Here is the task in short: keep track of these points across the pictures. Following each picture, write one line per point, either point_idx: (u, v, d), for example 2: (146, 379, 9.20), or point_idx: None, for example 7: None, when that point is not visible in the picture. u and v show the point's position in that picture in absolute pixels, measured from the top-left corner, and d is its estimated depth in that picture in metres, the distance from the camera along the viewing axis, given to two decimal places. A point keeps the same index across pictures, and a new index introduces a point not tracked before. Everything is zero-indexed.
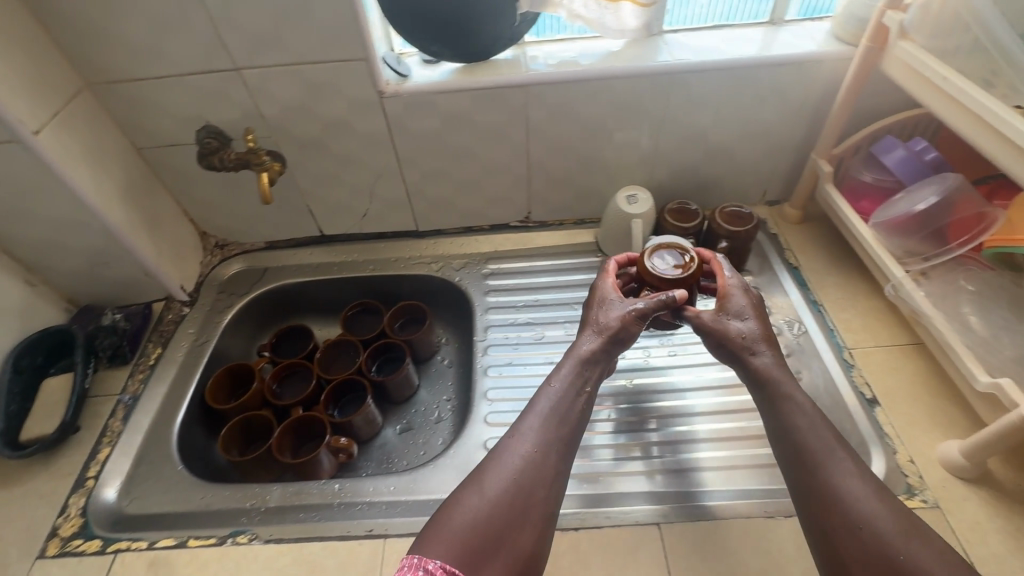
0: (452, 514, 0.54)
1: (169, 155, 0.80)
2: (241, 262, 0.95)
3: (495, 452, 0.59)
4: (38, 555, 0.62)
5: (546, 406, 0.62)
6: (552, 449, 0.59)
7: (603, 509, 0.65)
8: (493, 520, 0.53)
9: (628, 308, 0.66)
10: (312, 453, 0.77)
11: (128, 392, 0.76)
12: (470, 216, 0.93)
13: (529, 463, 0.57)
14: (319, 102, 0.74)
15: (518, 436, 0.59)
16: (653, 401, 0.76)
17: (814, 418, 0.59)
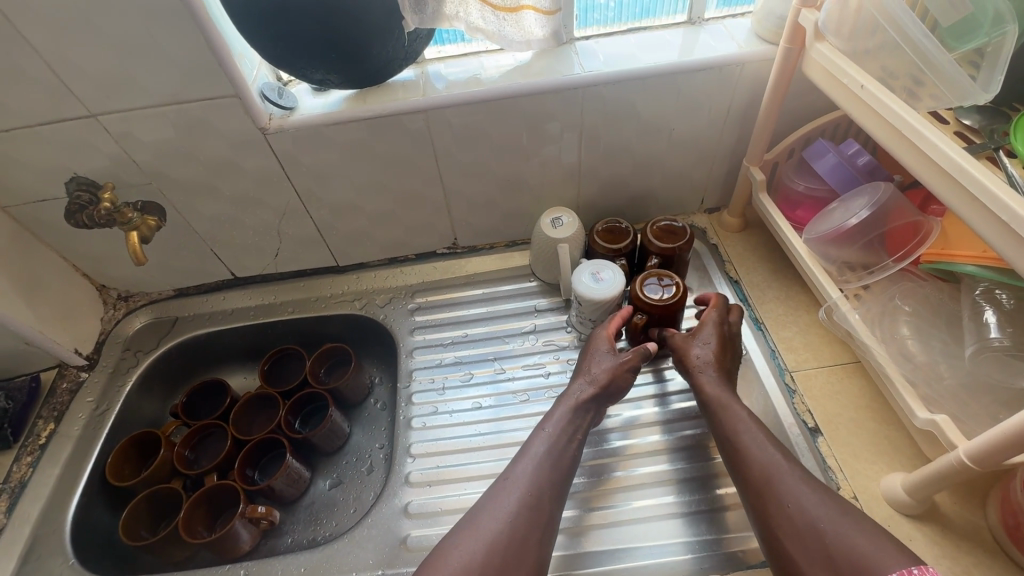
0: (450, 558, 0.52)
1: (38, 212, 0.72)
2: (148, 315, 0.87)
3: (490, 496, 0.58)
4: None
5: (540, 448, 0.61)
6: (546, 493, 0.58)
7: (585, 569, 0.60)
8: (490, 565, 0.52)
9: (619, 363, 0.66)
10: (228, 526, 0.71)
11: (13, 480, 0.69)
12: (392, 247, 0.87)
13: (525, 508, 0.56)
14: (196, 144, 0.67)
15: (513, 481, 0.58)
16: (631, 440, 0.69)
17: (752, 426, 0.58)
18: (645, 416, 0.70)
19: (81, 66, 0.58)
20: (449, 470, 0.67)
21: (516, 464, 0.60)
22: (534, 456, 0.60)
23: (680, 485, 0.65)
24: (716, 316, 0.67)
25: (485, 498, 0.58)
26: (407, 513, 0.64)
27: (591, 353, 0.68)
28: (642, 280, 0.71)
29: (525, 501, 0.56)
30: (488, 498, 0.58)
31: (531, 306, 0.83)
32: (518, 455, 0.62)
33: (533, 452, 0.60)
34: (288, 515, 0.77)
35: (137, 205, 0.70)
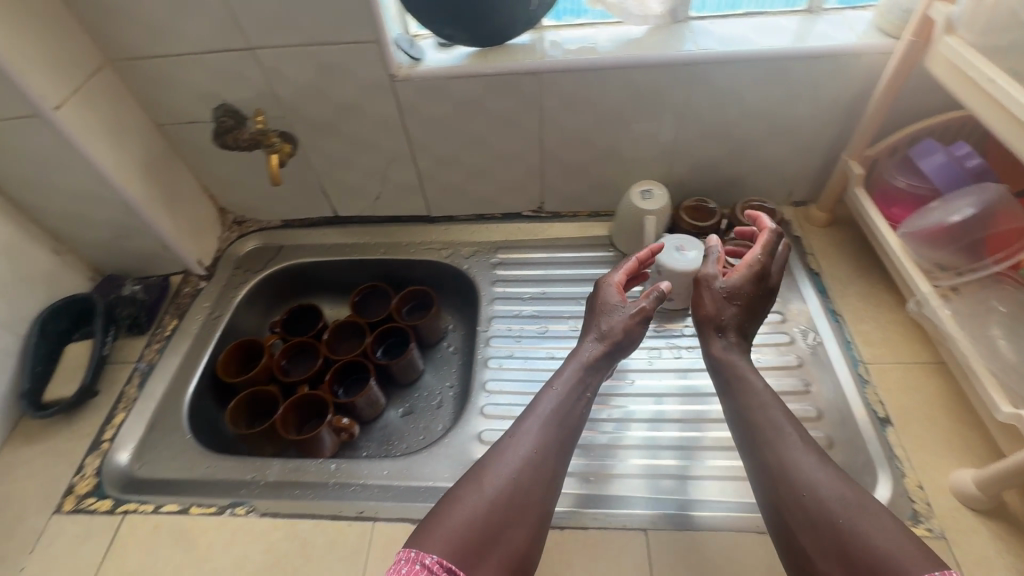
0: (454, 511, 0.54)
1: (187, 132, 0.81)
2: (256, 240, 0.96)
3: (494, 453, 0.58)
4: (54, 511, 0.64)
5: (549, 409, 0.62)
6: (550, 453, 0.59)
7: (596, 510, 0.63)
8: (491, 519, 0.53)
9: (632, 315, 0.67)
10: (314, 431, 0.79)
11: (144, 362, 0.78)
12: (482, 204, 0.92)
13: (527, 465, 0.57)
14: (332, 84, 0.74)
15: (517, 439, 0.59)
16: (668, 405, 0.72)
17: (777, 412, 0.57)
18: (689, 385, 0.74)
19: (252, 2, 0.65)
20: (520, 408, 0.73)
21: (523, 423, 0.61)
22: (540, 416, 0.61)
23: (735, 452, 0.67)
24: (756, 264, 0.65)
25: (489, 454, 0.59)
26: (480, 441, 0.69)
27: (604, 309, 0.69)
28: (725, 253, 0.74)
29: (530, 457, 0.57)
30: (492, 455, 0.58)
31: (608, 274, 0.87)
32: (524, 413, 0.63)
33: (541, 411, 0.61)
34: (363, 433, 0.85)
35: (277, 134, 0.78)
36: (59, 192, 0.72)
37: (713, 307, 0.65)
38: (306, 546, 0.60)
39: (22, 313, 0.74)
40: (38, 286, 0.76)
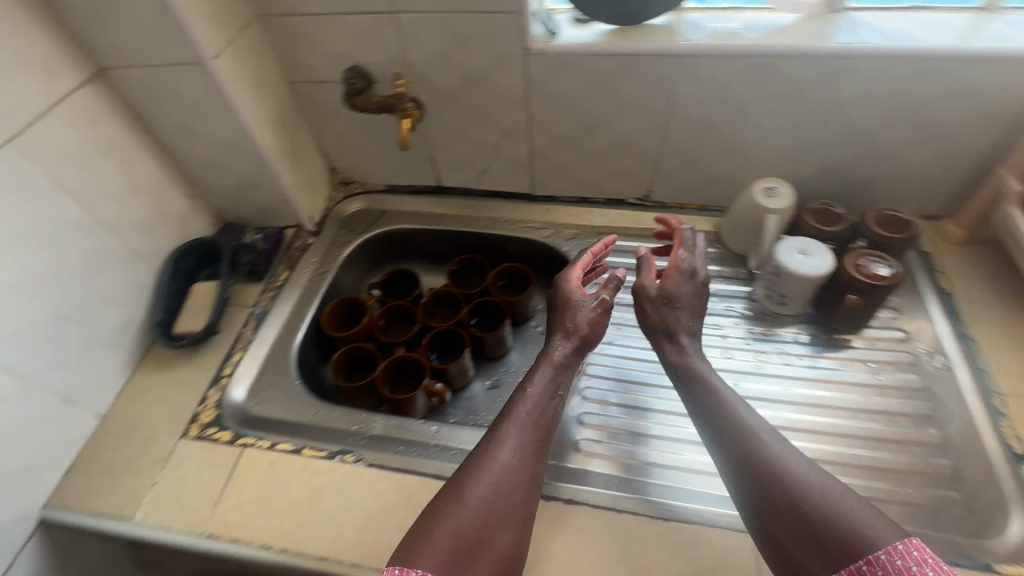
0: (442, 523, 0.51)
1: (316, 91, 0.83)
2: (361, 202, 0.99)
3: (472, 461, 0.57)
4: (181, 436, 0.69)
5: (525, 412, 0.61)
6: (528, 456, 0.58)
7: (698, 507, 0.61)
8: (479, 527, 0.51)
9: (597, 312, 0.68)
10: (408, 393, 0.81)
11: (259, 308, 0.83)
12: (587, 186, 0.91)
13: (507, 468, 0.56)
14: (464, 53, 0.74)
15: (496, 445, 0.58)
16: (778, 411, 0.69)
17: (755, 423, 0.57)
18: (802, 394, 0.70)
19: None
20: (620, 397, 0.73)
21: (502, 428, 0.59)
22: (519, 422, 0.60)
23: (847, 469, 0.63)
24: (689, 269, 0.68)
25: (468, 461, 0.57)
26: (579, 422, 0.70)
27: (568, 306, 0.69)
28: (860, 262, 0.69)
29: (508, 460, 0.57)
30: (472, 463, 0.57)
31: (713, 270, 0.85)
32: (500, 418, 0.61)
33: (520, 417, 0.60)
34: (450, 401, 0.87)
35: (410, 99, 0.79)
36: (200, 139, 0.76)
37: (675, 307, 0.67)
38: (412, 500, 0.63)
39: (159, 250, 0.79)
40: (173, 226, 0.81)
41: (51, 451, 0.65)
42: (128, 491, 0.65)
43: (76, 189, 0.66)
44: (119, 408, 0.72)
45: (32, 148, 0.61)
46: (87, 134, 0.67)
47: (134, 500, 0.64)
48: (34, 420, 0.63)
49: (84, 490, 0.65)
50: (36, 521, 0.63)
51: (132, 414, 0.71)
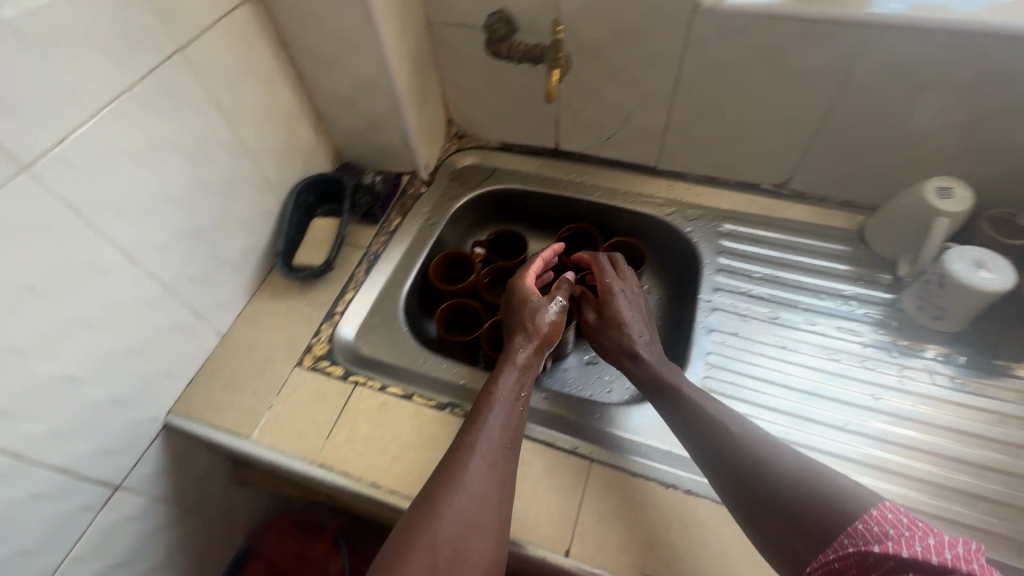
0: (417, 541, 0.49)
1: (453, 34, 0.80)
2: (475, 156, 0.97)
3: (443, 475, 0.54)
4: (295, 364, 0.70)
5: (492, 414, 0.58)
6: (501, 457, 0.56)
7: None
8: (456, 539, 0.50)
9: (554, 314, 0.68)
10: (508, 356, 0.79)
11: (371, 250, 0.82)
12: (719, 165, 0.85)
13: (478, 473, 0.54)
14: (624, 4, 0.69)
15: (464, 453, 0.55)
16: (926, 436, 0.63)
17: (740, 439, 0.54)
18: (954, 420, 0.64)
19: None
20: (744, 393, 0.67)
21: (469, 432, 0.57)
22: (489, 430, 0.57)
23: (1002, 506, 0.58)
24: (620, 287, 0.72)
25: (438, 474, 0.54)
26: None
27: (532, 309, 0.68)
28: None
29: (477, 463, 0.54)
30: (442, 475, 0.54)
31: (854, 272, 0.77)
32: (468, 424, 0.58)
33: (491, 425, 0.57)
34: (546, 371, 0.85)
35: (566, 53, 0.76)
36: (339, 72, 0.75)
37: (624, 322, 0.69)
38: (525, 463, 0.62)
39: (285, 180, 0.79)
40: (299, 157, 0.81)
41: (180, 361, 0.67)
42: (246, 410, 0.66)
43: (227, 109, 0.66)
44: (238, 328, 0.74)
45: (195, 61, 0.60)
46: (240, 54, 0.66)
47: (252, 419, 0.66)
48: (171, 329, 0.65)
49: (205, 402, 0.67)
50: (162, 424, 0.66)
51: (250, 336, 0.73)
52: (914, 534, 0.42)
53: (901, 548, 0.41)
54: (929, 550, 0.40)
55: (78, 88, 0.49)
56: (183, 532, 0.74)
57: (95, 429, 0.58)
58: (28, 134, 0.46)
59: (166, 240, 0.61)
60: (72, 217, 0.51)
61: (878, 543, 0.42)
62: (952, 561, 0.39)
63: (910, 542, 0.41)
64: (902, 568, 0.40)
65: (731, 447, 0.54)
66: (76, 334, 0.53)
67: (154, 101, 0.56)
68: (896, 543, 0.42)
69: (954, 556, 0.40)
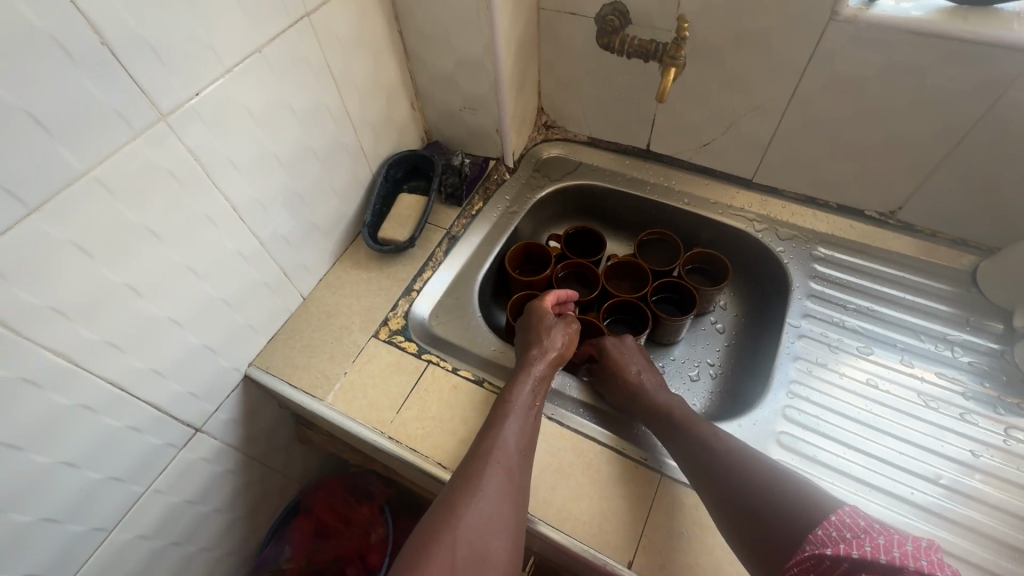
0: (434, 544, 0.48)
1: (563, 23, 0.79)
2: (561, 149, 0.95)
3: (458, 482, 0.53)
4: (372, 335, 0.71)
5: (507, 421, 0.57)
6: (518, 461, 0.55)
7: None
8: (475, 542, 0.48)
9: (562, 338, 0.66)
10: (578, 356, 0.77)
11: (452, 231, 0.82)
12: (822, 185, 0.80)
13: (495, 476, 0.52)
14: (753, 6, 0.66)
15: (479, 459, 0.54)
16: None
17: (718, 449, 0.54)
18: None
19: None
20: (828, 428, 0.63)
21: (487, 440, 0.55)
22: (504, 437, 0.56)
23: None
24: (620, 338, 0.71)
25: (453, 480, 0.53)
26: (778, 442, 0.63)
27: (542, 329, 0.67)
28: None
29: (491, 466, 0.53)
30: (458, 481, 0.53)
31: (962, 316, 0.72)
32: (484, 432, 0.57)
33: (506, 432, 0.56)
34: None
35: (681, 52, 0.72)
36: (446, 50, 0.75)
37: (622, 367, 0.66)
38: (592, 467, 0.61)
39: (378, 153, 0.80)
40: (394, 132, 0.82)
41: (266, 317, 0.69)
42: (321, 373, 0.68)
43: (339, 77, 0.67)
44: (319, 293, 0.75)
45: (318, 27, 0.61)
46: (357, 24, 0.67)
47: (327, 383, 0.67)
48: (262, 285, 0.67)
49: (283, 360, 0.69)
50: (243, 375, 0.68)
51: (330, 302, 0.74)
52: (868, 536, 0.40)
53: (851, 549, 0.40)
54: (879, 549, 0.39)
55: (219, 44, 0.51)
56: (244, 481, 0.77)
57: (188, 372, 0.60)
58: (172, 84, 0.48)
59: (270, 199, 0.63)
60: (197, 168, 0.53)
61: (831, 546, 0.41)
62: (900, 559, 0.38)
63: (862, 543, 0.40)
64: (855, 569, 0.39)
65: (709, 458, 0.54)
66: (184, 280, 0.56)
67: (278, 63, 0.58)
68: (848, 545, 0.40)
69: (903, 554, 0.38)
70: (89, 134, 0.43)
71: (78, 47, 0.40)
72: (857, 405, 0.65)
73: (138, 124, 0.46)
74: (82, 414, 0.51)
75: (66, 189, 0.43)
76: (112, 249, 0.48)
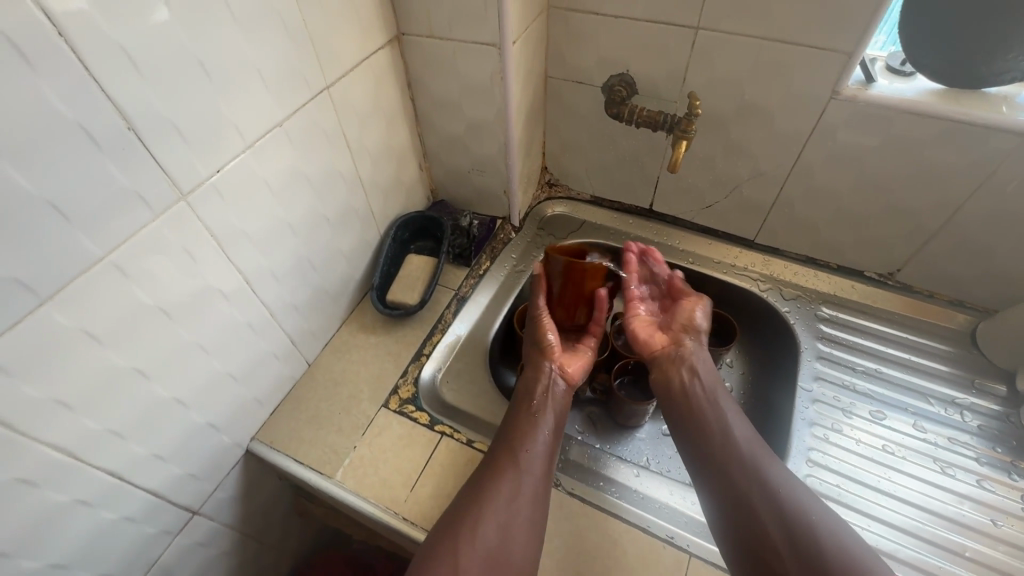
0: (454, 547, 0.53)
1: (570, 90, 0.81)
2: (565, 207, 0.97)
3: (475, 489, 0.58)
4: (381, 405, 0.69)
5: (522, 435, 0.62)
6: (533, 473, 0.59)
7: None
8: (492, 548, 0.54)
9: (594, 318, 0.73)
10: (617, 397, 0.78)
11: (461, 292, 0.81)
12: (822, 247, 0.83)
13: (510, 489, 0.57)
14: (757, 84, 0.68)
15: (495, 472, 0.59)
16: None
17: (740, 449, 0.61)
18: None
19: None
20: (850, 499, 0.63)
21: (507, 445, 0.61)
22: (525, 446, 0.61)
23: None
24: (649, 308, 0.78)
25: (470, 487, 0.58)
26: None
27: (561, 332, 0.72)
28: None
29: (508, 480, 0.58)
30: (476, 489, 0.58)
31: (965, 377, 0.73)
32: (506, 438, 0.62)
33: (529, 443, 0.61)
34: (620, 437, 0.82)
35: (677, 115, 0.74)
36: (458, 116, 0.76)
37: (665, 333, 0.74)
38: (618, 547, 0.59)
39: (386, 214, 0.79)
40: (402, 194, 0.82)
41: (271, 388, 0.66)
42: (330, 448, 0.65)
43: (354, 144, 0.67)
44: (326, 359, 0.73)
45: (337, 99, 0.62)
46: (373, 94, 0.68)
47: (336, 459, 0.64)
48: (270, 355, 0.64)
49: (289, 433, 0.66)
50: (245, 450, 0.65)
51: (337, 369, 0.72)
52: None
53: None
54: None
55: (243, 122, 0.50)
56: (239, 562, 0.72)
57: (189, 453, 0.57)
58: (195, 163, 0.47)
59: (283, 269, 0.62)
60: (213, 244, 0.51)
61: None
62: None
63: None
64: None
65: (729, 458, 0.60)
66: (195, 357, 0.53)
67: (297, 136, 0.57)
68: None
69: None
70: (109, 220, 0.41)
71: (103, 132, 0.39)
72: (875, 474, 0.65)
73: (159, 206, 0.45)
74: (79, 509, 0.47)
75: (82, 276, 0.41)
76: (122, 333, 0.45)
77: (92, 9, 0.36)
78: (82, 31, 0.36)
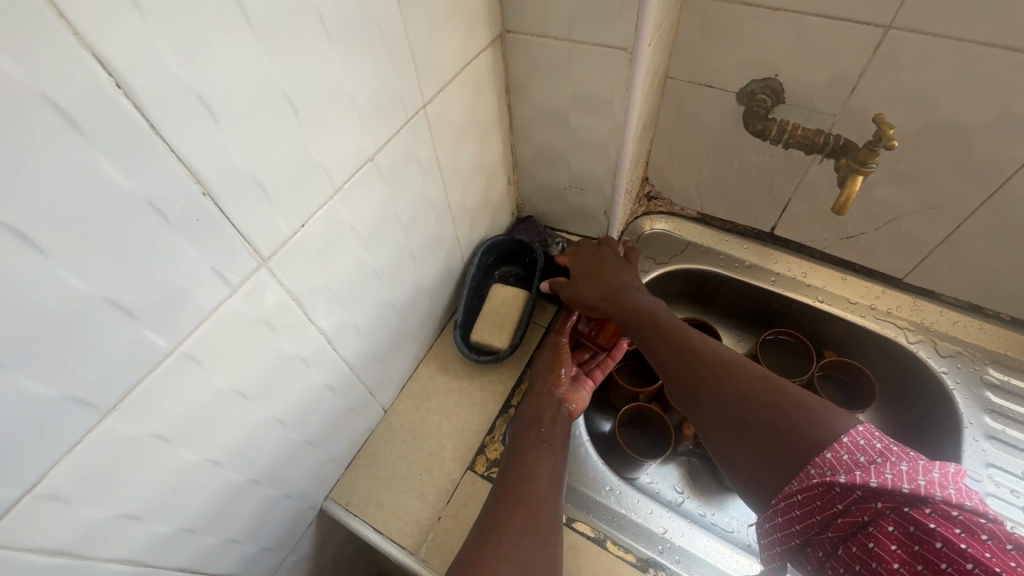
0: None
1: (693, 95, 0.68)
2: (666, 225, 0.84)
3: (480, 534, 0.47)
4: (467, 467, 0.60)
5: (524, 449, 0.55)
6: (546, 497, 0.50)
7: None
8: None
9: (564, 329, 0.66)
10: None
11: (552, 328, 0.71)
12: (996, 295, 0.67)
13: (518, 516, 0.48)
14: (958, 103, 0.53)
15: (498, 507, 0.49)
16: None
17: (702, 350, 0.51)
18: None
19: None
20: None
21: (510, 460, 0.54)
22: (527, 457, 0.54)
23: None
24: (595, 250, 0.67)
25: (483, 523, 0.48)
26: None
27: (548, 343, 0.66)
28: None
29: (519, 519, 0.47)
30: (484, 523, 0.48)
31: None
32: (509, 457, 0.55)
33: (531, 458, 0.53)
34: (723, 496, 0.71)
35: (841, 141, 0.59)
36: (561, 128, 0.64)
37: (607, 273, 0.64)
38: None
39: (471, 238, 0.69)
40: (488, 214, 0.71)
41: (346, 445, 0.59)
42: (411, 517, 0.58)
43: (445, 167, 0.57)
44: (403, 406, 0.65)
45: (433, 118, 0.51)
46: (469, 109, 0.57)
47: (419, 530, 0.57)
48: (347, 412, 0.56)
49: (366, 494, 0.59)
50: (318, 510, 0.59)
51: (415, 419, 0.64)
52: (886, 461, 0.36)
53: (870, 477, 0.35)
54: (901, 476, 0.34)
55: (332, 163, 0.41)
56: None
57: (261, 529, 0.50)
58: (277, 220, 0.38)
59: (366, 319, 0.53)
60: (295, 309, 0.43)
61: (845, 474, 0.36)
62: (893, 482, 0.34)
63: (880, 470, 0.35)
64: (871, 499, 0.35)
65: (691, 366, 0.50)
66: (271, 434, 0.46)
67: (388, 168, 0.47)
68: (866, 472, 0.36)
69: (928, 482, 0.34)
70: (178, 306, 0.33)
71: (175, 207, 0.30)
72: None
73: (236, 278, 0.36)
74: None
75: (149, 377, 0.33)
76: (195, 429, 0.38)
77: (161, 45, 0.26)
78: (144, 77, 0.26)
